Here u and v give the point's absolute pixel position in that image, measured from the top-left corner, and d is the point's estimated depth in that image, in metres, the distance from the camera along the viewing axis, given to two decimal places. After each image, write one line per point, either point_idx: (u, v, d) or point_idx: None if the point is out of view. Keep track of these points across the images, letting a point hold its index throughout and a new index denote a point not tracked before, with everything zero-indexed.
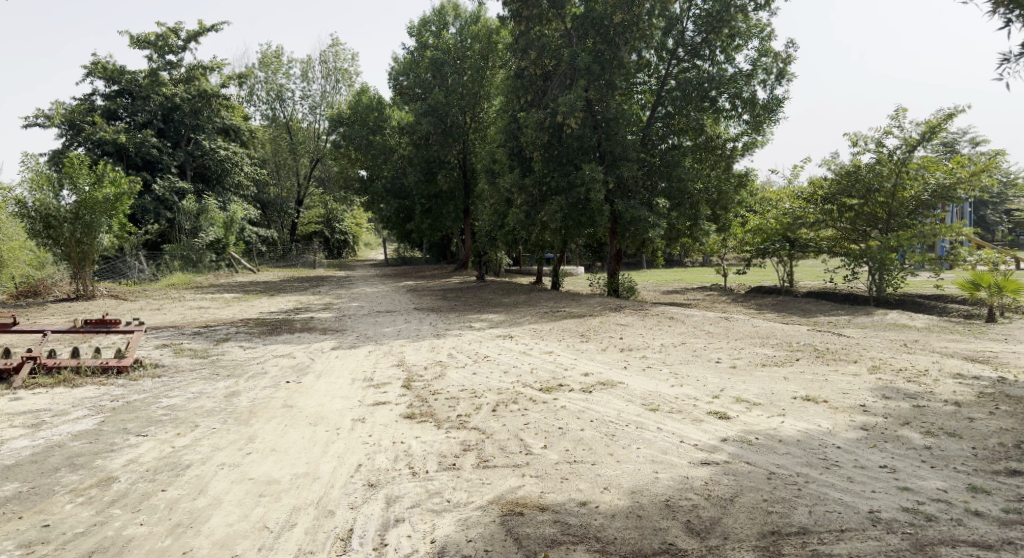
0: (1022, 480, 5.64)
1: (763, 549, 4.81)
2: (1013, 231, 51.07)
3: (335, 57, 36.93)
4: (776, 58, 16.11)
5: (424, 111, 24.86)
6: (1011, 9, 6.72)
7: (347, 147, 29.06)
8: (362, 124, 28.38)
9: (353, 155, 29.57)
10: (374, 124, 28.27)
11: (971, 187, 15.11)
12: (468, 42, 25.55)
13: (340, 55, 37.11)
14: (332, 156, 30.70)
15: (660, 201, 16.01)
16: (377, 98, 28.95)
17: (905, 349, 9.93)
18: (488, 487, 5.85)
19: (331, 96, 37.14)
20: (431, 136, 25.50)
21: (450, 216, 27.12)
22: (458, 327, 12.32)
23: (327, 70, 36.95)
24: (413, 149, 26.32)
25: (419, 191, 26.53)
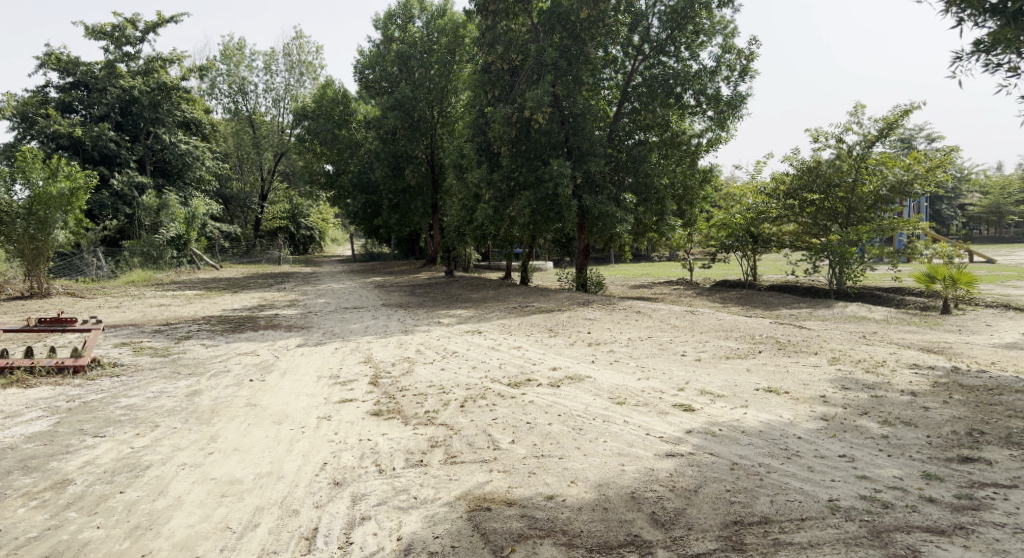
0: (974, 467, 5.82)
1: (726, 538, 4.88)
2: (967, 224, 52.77)
3: (298, 50, 36.33)
4: (739, 55, 16.30)
5: (390, 105, 24.71)
6: (964, 9, 6.91)
7: (311, 141, 28.67)
8: (327, 118, 27.90)
9: (318, 149, 29.17)
10: (339, 118, 27.84)
11: (927, 183, 15.54)
12: (434, 36, 25.46)
13: (304, 47, 36.54)
14: (297, 150, 30.27)
15: (627, 196, 16.12)
16: (342, 92, 28.58)
17: (863, 340, 10.17)
18: (456, 483, 5.84)
19: (296, 89, 36.63)
20: (398, 131, 25.33)
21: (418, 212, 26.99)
22: (427, 323, 12.28)
23: (291, 63, 36.41)
24: (380, 143, 26.16)
25: (386, 186, 26.32)
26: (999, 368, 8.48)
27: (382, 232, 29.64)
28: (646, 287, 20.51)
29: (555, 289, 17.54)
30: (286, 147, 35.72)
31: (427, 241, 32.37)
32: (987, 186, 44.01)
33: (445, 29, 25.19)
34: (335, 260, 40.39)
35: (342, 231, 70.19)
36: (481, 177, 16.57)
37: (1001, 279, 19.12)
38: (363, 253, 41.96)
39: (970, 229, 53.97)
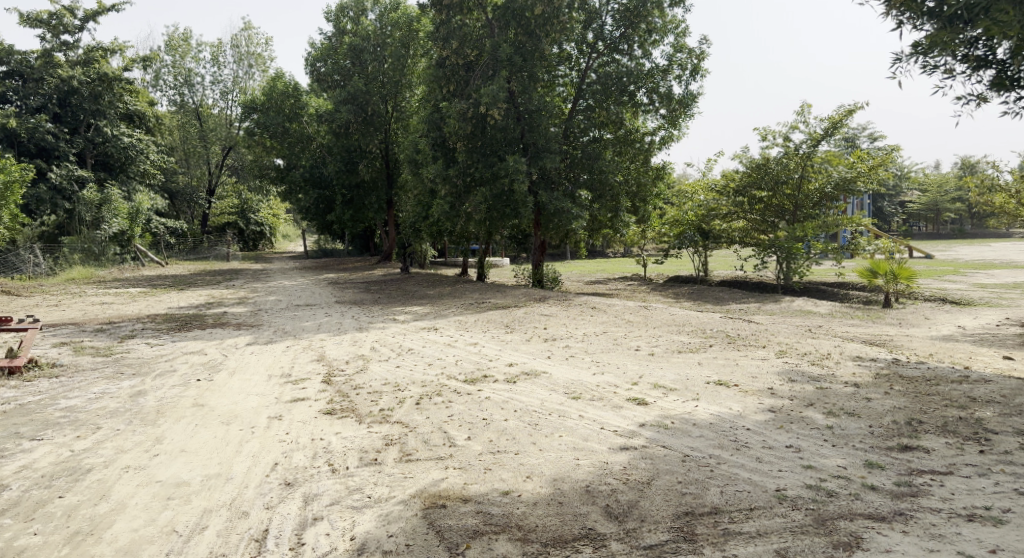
0: (913, 455, 6.05)
1: (678, 529, 4.96)
2: (907, 222, 54.76)
3: (247, 41, 35.44)
4: (691, 54, 16.55)
5: (344, 99, 24.32)
6: (903, 12, 7.16)
7: (261, 135, 28.04)
8: (277, 111, 27.25)
9: (268, 143, 28.51)
10: (290, 112, 27.24)
11: (869, 181, 16.04)
12: (388, 29, 25.06)
13: (253, 39, 35.66)
14: (246, 143, 29.58)
15: (583, 193, 16.25)
16: (294, 85, 27.99)
17: (809, 334, 10.50)
18: (410, 481, 5.80)
19: (245, 81, 35.78)
20: (351, 125, 24.93)
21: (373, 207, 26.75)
22: (382, 320, 12.15)
23: (239, 55, 35.51)
24: (333, 137, 25.71)
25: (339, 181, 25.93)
26: (936, 359, 8.84)
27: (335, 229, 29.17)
28: (601, 283, 20.70)
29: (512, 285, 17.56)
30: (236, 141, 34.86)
31: (381, 238, 31.99)
32: (925, 184, 45.76)
33: (399, 23, 24.74)
34: (287, 257, 39.60)
35: (293, 227, 68.78)
36: (437, 173, 16.46)
37: (938, 274, 19.92)
38: (316, 250, 41.24)
39: (909, 226, 56.09)
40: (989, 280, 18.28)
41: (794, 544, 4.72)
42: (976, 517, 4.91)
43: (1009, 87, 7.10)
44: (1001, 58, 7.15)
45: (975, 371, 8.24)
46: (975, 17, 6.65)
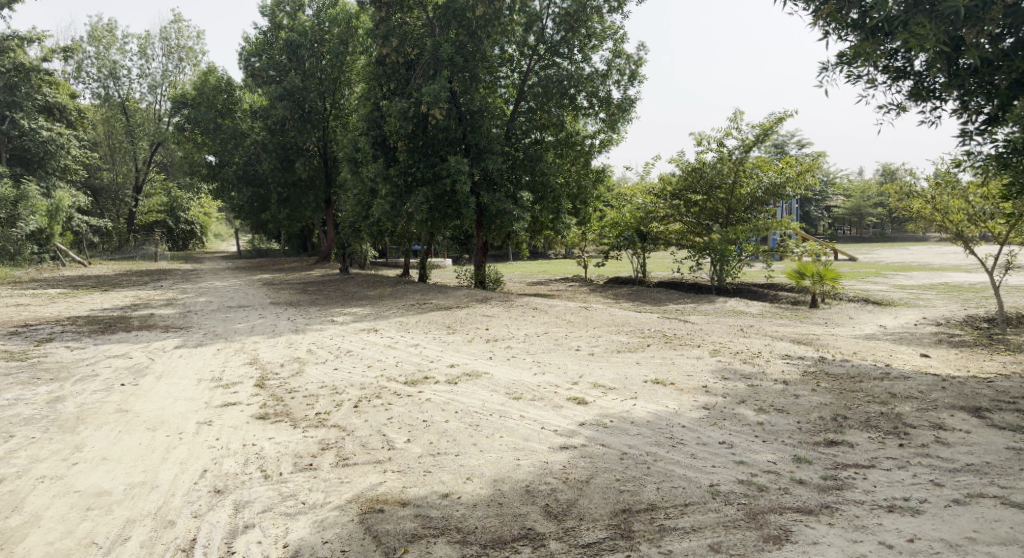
0: (839, 449, 6.31)
1: (615, 527, 5.02)
2: (832, 225, 57.34)
3: (178, 34, 34.14)
4: (629, 60, 16.83)
5: (279, 95, 23.58)
6: (829, 22, 7.46)
7: (191, 130, 27.12)
8: (209, 107, 26.44)
9: (199, 138, 27.71)
10: (222, 107, 26.64)
11: (798, 186, 16.67)
12: (325, 26, 24.59)
13: (184, 31, 34.36)
14: (176, 139, 28.53)
15: (524, 195, 16.39)
16: (227, 80, 27.12)
17: (741, 333, 10.83)
18: (347, 486, 5.68)
19: (175, 75, 34.49)
20: (287, 122, 24.35)
21: (310, 206, 26.31)
22: (320, 321, 11.90)
23: (169, 48, 34.20)
24: (268, 134, 24.99)
25: (274, 179, 25.29)
26: (859, 357, 9.25)
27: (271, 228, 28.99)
28: (542, 284, 20.88)
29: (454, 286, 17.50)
30: (165, 137, 33.48)
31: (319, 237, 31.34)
32: (849, 190, 48.05)
33: (338, 19, 24.27)
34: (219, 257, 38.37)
35: (227, 224, 66.56)
36: (377, 172, 16.05)
37: (861, 276, 20.96)
38: (250, 249, 40.11)
39: (835, 230, 58.78)
40: (907, 281, 19.32)
41: (726, 538, 4.84)
42: (896, 508, 5.14)
43: (925, 97, 7.50)
44: (917, 70, 7.55)
45: (894, 367, 8.67)
46: (895, 29, 6.98)
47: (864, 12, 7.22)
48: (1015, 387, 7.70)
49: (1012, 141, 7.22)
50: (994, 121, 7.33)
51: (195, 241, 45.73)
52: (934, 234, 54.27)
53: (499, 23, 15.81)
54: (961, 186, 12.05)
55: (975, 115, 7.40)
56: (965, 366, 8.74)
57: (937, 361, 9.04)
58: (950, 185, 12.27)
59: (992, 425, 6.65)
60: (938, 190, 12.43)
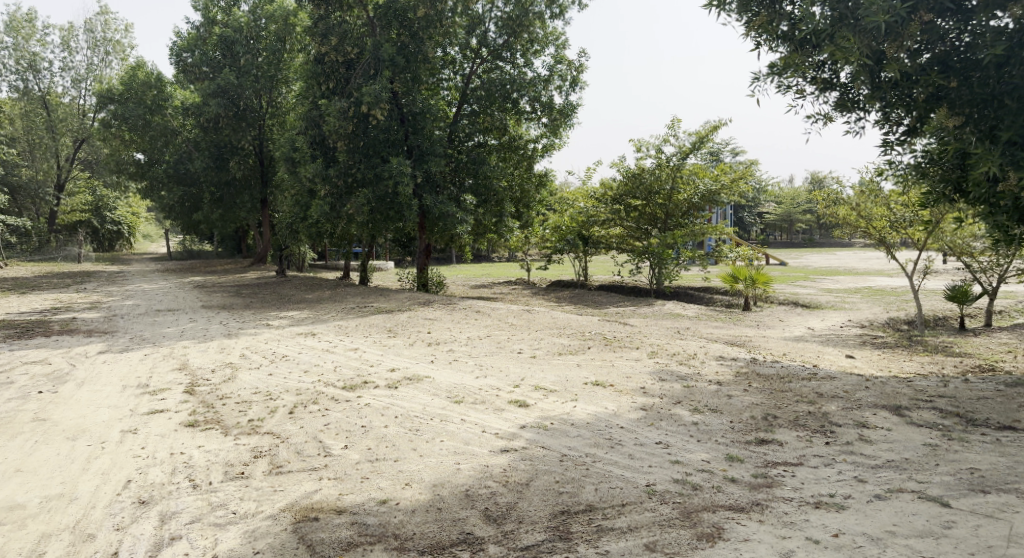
0: (769, 448, 6.52)
1: (554, 529, 5.04)
2: (765, 231, 59.42)
3: (104, 26, 32.76)
4: (570, 66, 17.02)
5: (212, 92, 22.85)
6: (760, 34, 7.69)
7: (118, 127, 25.85)
8: (138, 102, 25.45)
9: (127, 135, 26.55)
10: (152, 103, 25.64)
11: (731, 192, 17.24)
12: (262, 22, 24.01)
13: (110, 24, 32.98)
14: (100, 135, 27.19)
15: (468, 197, 16.37)
16: (156, 75, 26.26)
17: (678, 335, 11.07)
18: (281, 494, 5.54)
19: (101, 70, 33.09)
20: (221, 119, 23.68)
21: (245, 206, 25.66)
22: (254, 325, 11.58)
23: (94, 41, 32.77)
24: (200, 131, 24.15)
25: (207, 179, 24.53)
26: (789, 358, 9.58)
27: (204, 228, 28.09)
28: (485, 287, 20.87)
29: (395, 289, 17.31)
30: (91, 133, 32.03)
31: (255, 238, 30.46)
32: (781, 198, 49.74)
33: (275, 16, 23.76)
34: (149, 258, 36.96)
35: (156, 225, 64.12)
36: (316, 173, 15.70)
37: (791, 280, 21.83)
38: (183, 250, 38.69)
39: (767, 235, 60.97)
40: (834, 285, 20.14)
41: (662, 536, 4.92)
42: (822, 504, 5.33)
43: (850, 108, 7.84)
44: (843, 82, 7.87)
45: (822, 368, 9.01)
46: (822, 43, 7.26)
47: (793, 25, 7.48)
48: (931, 386, 8.11)
49: (929, 151, 7.62)
50: (912, 132, 7.73)
51: (121, 241, 43.89)
52: (860, 241, 56.59)
53: (441, 25, 15.77)
54: (884, 194, 12.68)
55: (895, 127, 7.78)
56: (886, 366, 9.15)
57: (861, 361, 9.44)
58: (873, 194, 12.87)
59: (910, 422, 6.98)
60: (863, 198, 13.01)
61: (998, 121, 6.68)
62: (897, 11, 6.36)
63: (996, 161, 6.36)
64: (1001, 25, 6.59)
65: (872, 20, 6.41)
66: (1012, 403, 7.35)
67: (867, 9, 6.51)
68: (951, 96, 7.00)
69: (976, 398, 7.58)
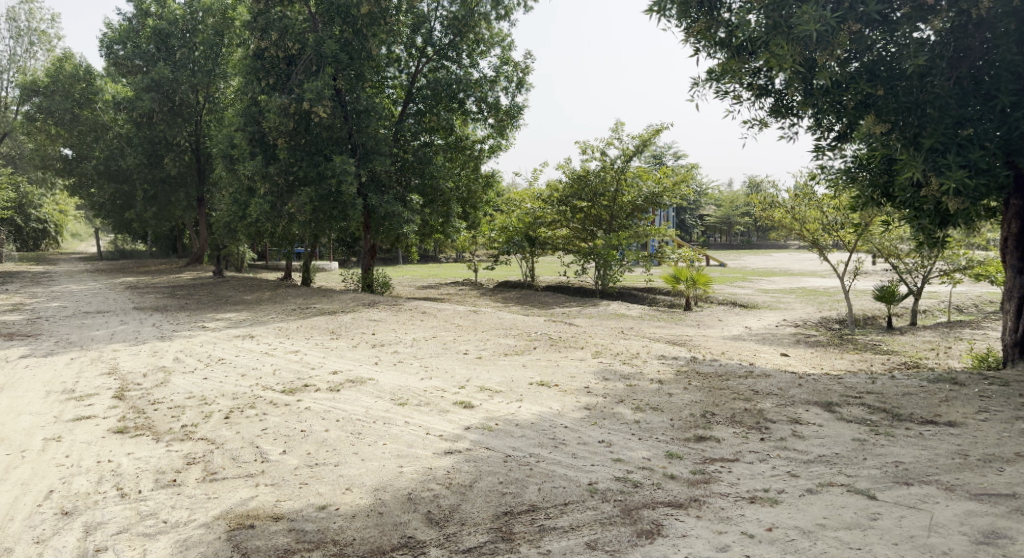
0: (707, 444, 6.67)
1: (496, 530, 5.03)
2: (705, 233, 60.88)
3: (28, 16, 31.31)
4: (516, 67, 17.07)
5: (146, 86, 22.09)
6: (699, 40, 7.86)
7: (44, 121, 24.85)
8: (64, 96, 24.64)
9: (54, 130, 25.47)
10: (80, 97, 24.88)
11: (674, 194, 17.59)
12: (198, 15, 23.32)
13: (35, 13, 31.55)
14: (24, 128, 26.07)
15: (414, 197, 16.23)
16: (85, 67, 25.48)
17: (622, 335, 11.22)
18: (215, 501, 5.38)
19: (24, 61, 31.59)
20: (155, 114, 22.90)
21: (181, 204, 24.89)
22: (189, 328, 11.23)
23: (17, 30, 31.27)
24: (132, 127, 23.29)
25: (140, 175, 23.86)
26: (727, 357, 9.81)
27: (137, 227, 27.13)
28: (430, 287, 20.75)
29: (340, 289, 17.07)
30: (13, 126, 30.48)
31: (192, 237, 29.54)
32: (720, 201, 51.18)
33: (212, 9, 23.15)
34: (77, 258, 35.44)
35: (86, 224, 61.59)
36: (255, 170, 15.33)
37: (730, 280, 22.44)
38: (114, 250, 37.24)
39: (708, 237, 62.52)
40: (771, 286, 20.74)
41: (602, 534, 4.95)
42: (757, 499, 5.47)
43: (784, 114, 8.09)
44: (778, 88, 8.10)
45: (758, 366, 9.25)
46: (757, 49, 7.49)
47: (730, 32, 7.69)
48: (860, 383, 8.42)
49: (858, 157, 7.94)
50: (843, 138, 8.02)
51: (47, 241, 41.94)
52: (795, 243, 58.58)
53: (385, 22, 15.62)
54: (817, 197, 13.10)
55: (826, 132, 8.08)
56: (818, 363, 9.48)
57: (795, 359, 9.75)
58: (807, 197, 13.31)
59: (840, 418, 7.24)
60: (797, 201, 13.44)
61: (920, 128, 6.96)
62: (827, 20, 6.57)
63: (919, 167, 6.64)
64: (922, 37, 6.98)
65: (804, 29, 6.60)
66: (933, 398, 7.70)
67: (799, 18, 6.71)
68: (878, 103, 7.25)
69: (901, 394, 7.91)
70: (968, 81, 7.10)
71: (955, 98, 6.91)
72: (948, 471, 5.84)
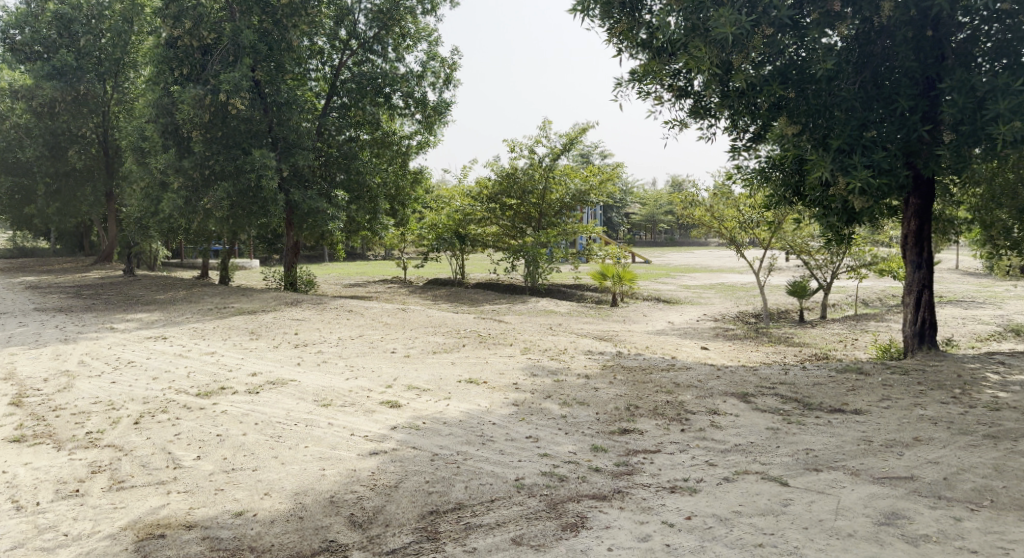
0: (630, 437, 6.80)
1: (421, 530, 4.97)
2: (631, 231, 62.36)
3: None
4: (443, 63, 16.96)
5: (46, 74, 20.98)
6: (622, 41, 8.00)
7: None
8: None
9: None
10: None
11: (600, 193, 17.92)
12: (106, 1, 22.18)
13: None
14: None
15: (339, 193, 15.94)
16: None
17: (550, 331, 11.32)
18: (122, 511, 5.13)
19: None
20: (58, 104, 21.70)
21: (88, 199, 23.67)
22: (96, 329, 10.68)
23: None
24: (32, 117, 22.02)
25: (41, 168, 22.56)
26: (650, 351, 10.03)
27: (39, 223, 25.60)
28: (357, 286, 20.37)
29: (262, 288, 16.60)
30: None
31: (100, 233, 28.11)
32: (645, 200, 52.52)
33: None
34: None
35: None
36: (168, 164, 14.76)
37: (656, 277, 23.01)
38: (13, 249, 35.02)
39: (634, 235, 64.00)
40: (693, 281, 21.41)
41: (527, 529, 4.97)
42: (677, 489, 5.60)
43: (703, 115, 8.34)
44: (697, 90, 8.33)
45: (679, 359, 9.50)
46: (677, 51, 7.68)
47: (651, 33, 7.86)
48: (774, 374, 8.77)
49: (771, 157, 8.26)
50: (758, 139, 8.34)
51: None
52: (715, 241, 60.65)
53: (306, 13, 15.24)
54: (734, 196, 13.59)
55: (742, 134, 8.37)
56: (736, 356, 9.81)
57: (715, 352, 10.06)
58: (725, 197, 13.82)
59: (756, 408, 7.51)
60: (715, 200, 13.90)
61: (829, 130, 7.32)
62: (742, 24, 6.76)
63: (827, 167, 6.96)
64: (830, 43, 7.26)
65: (721, 31, 6.77)
66: (841, 387, 8.10)
67: (716, 21, 6.87)
68: (790, 105, 7.58)
69: (812, 384, 8.27)
70: (870, 86, 7.47)
71: (860, 101, 7.26)
72: (853, 457, 6.14)
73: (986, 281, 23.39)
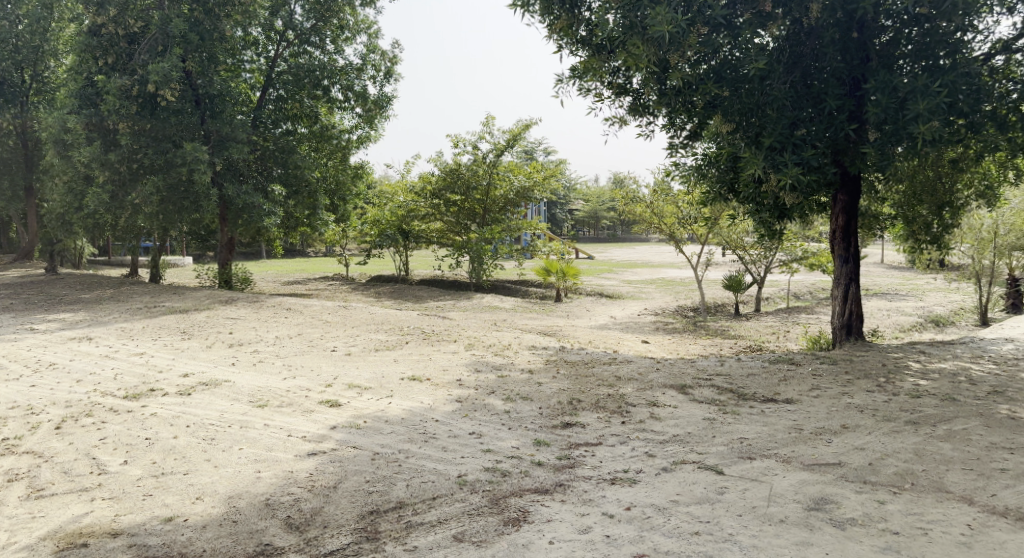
0: (573, 430, 6.86)
1: (360, 530, 4.89)
2: (574, 228, 63.14)
3: None
4: (384, 56, 16.75)
5: None
6: (561, 37, 8.05)
7: None
8: None
9: None
10: None
11: (543, 189, 18.02)
12: None
13: None
14: None
15: (275, 188, 15.62)
16: None
17: (494, 327, 11.31)
18: (41, 521, 4.88)
19: None
20: None
21: (5, 194, 22.58)
22: (14, 331, 10.15)
23: None
24: None
25: None
26: (593, 345, 10.15)
27: None
28: (297, 283, 19.94)
29: (196, 286, 16.11)
30: None
31: (19, 230, 26.75)
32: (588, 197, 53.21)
33: None
34: None
35: None
36: (92, 157, 14.09)
37: (599, 272, 23.31)
38: None
39: (578, 232, 64.75)
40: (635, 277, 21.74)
41: (468, 525, 4.94)
42: (617, 480, 5.68)
43: (641, 113, 8.47)
44: (636, 87, 8.43)
45: (620, 353, 9.64)
46: (615, 48, 7.76)
47: (590, 30, 7.94)
48: (710, 366, 9.00)
49: (706, 154, 8.47)
50: (694, 136, 8.53)
51: None
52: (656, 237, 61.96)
53: (239, 3, 14.85)
54: (672, 193, 13.86)
55: (679, 131, 8.55)
56: (675, 349, 10.02)
57: (655, 346, 10.24)
58: (664, 193, 14.07)
59: (693, 399, 7.68)
60: (655, 197, 14.13)
61: (761, 129, 7.51)
62: (679, 23, 6.84)
63: (759, 164, 7.17)
64: (762, 42, 7.44)
65: (657, 30, 6.85)
66: (774, 378, 8.35)
67: (653, 19, 6.94)
68: (724, 104, 7.73)
69: (747, 375, 8.51)
70: (801, 86, 7.70)
71: (791, 100, 7.47)
72: (785, 445, 6.34)
73: (909, 274, 24.61)
